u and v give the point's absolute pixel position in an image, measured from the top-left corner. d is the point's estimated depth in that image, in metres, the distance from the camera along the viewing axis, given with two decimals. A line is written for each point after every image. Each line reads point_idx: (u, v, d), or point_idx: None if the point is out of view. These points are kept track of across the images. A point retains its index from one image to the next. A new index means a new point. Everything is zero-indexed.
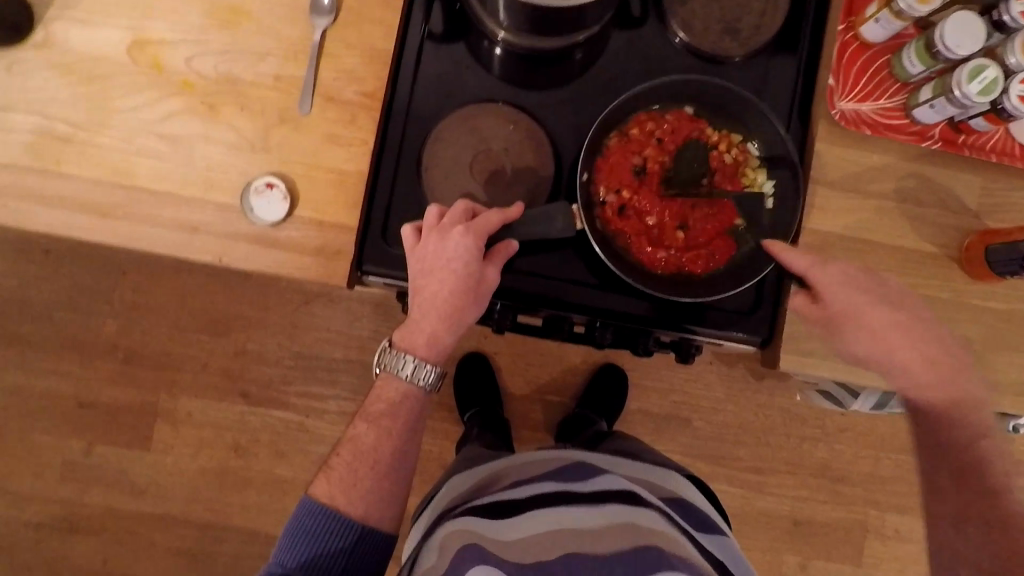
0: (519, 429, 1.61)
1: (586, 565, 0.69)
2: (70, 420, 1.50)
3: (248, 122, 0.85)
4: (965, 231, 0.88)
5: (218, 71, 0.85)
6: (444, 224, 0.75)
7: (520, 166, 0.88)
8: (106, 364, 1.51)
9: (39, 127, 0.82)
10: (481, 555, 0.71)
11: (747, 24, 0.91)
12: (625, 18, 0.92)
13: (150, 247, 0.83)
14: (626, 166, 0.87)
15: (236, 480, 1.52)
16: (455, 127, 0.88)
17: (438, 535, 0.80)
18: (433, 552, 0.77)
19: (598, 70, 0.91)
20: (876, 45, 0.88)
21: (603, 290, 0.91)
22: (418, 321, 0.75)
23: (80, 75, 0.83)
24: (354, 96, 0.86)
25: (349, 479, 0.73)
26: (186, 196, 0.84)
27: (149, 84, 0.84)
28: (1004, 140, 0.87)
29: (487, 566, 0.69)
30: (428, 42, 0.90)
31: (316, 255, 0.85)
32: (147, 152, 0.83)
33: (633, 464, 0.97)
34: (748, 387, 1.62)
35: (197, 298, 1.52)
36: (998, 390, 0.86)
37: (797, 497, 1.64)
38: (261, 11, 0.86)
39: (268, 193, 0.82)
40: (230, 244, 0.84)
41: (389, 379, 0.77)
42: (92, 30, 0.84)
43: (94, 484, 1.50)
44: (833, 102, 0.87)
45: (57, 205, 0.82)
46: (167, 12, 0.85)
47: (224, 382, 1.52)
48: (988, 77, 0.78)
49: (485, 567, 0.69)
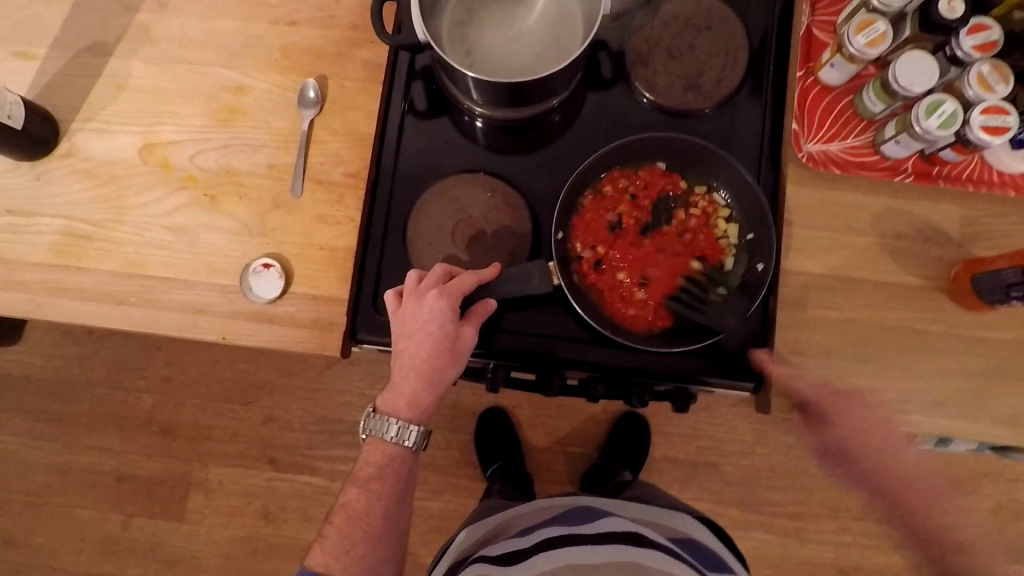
0: (542, 484, 1.59)
1: None
2: (109, 493, 1.57)
3: (247, 209, 0.92)
4: (952, 260, 0.87)
5: (219, 165, 0.93)
6: (421, 287, 0.79)
7: (500, 228, 0.92)
8: (140, 437, 1.58)
9: (63, 228, 0.91)
10: None
11: (709, 78, 0.94)
12: (594, 80, 0.97)
13: (160, 329, 0.89)
14: (598, 220, 0.90)
15: (265, 546, 1.54)
16: (437, 197, 0.93)
17: None
18: None
19: (572, 133, 0.96)
20: (837, 88, 0.90)
21: (592, 344, 0.93)
22: (399, 383, 0.78)
23: (98, 178, 0.93)
24: (341, 177, 0.93)
25: (344, 546, 0.74)
26: (192, 280, 0.90)
27: (158, 181, 0.93)
28: (981, 169, 0.87)
29: None
30: (409, 117, 0.96)
31: (312, 328, 0.90)
32: (156, 243, 0.91)
33: (642, 506, 0.95)
34: (775, 428, 1.58)
35: (225, 369, 1.59)
36: (1011, 423, 0.83)
37: (839, 542, 1.56)
38: (256, 108, 0.94)
39: (265, 273, 0.89)
40: (232, 323, 0.89)
41: (375, 443, 0.79)
42: (108, 138, 0.94)
43: (131, 556, 1.55)
44: (799, 145, 0.90)
45: (78, 296, 0.90)
46: (173, 116, 0.94)
47: (251, 449, 1.57)
48: (947, 111, 0.79)
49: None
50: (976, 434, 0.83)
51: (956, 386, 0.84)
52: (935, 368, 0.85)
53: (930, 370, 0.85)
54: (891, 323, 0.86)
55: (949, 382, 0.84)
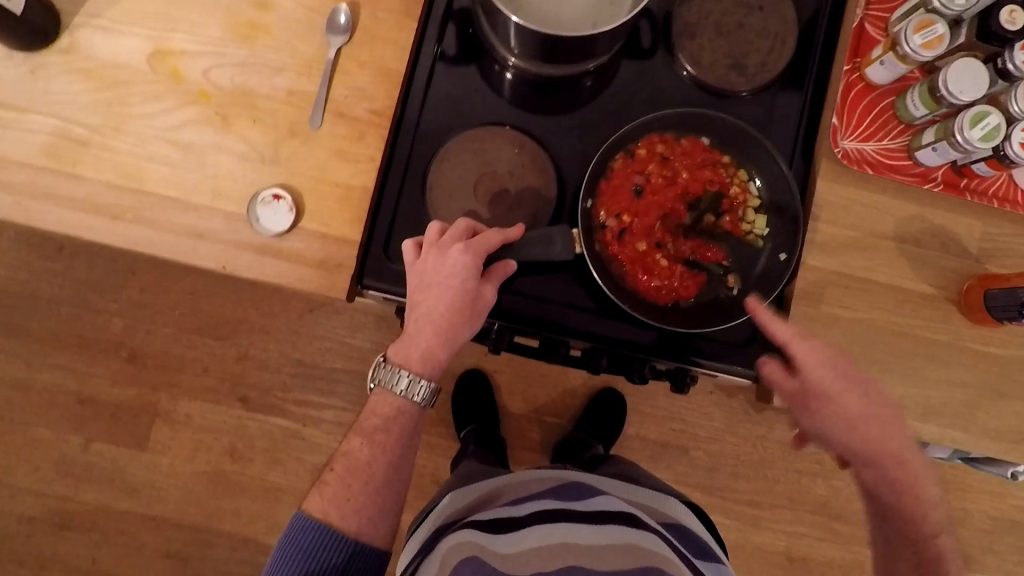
0: (515, 449, 1.60)
1: None
2: (70, 415, 1.51)
3: (260, 134, 0.87)
4: (965, 274, 0.88)
5: (234, 83, 0.87)
6: (444, 240, 0.76)
7: (524, 188, 0.89)
8: (108, 361, 1.53)
9: (57, 130, 0.84)
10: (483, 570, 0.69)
11: (754, 60, 0.92)
12: (634, 48, 0.93)
13: (155, 251, 0.84)
14: (628, 187, 0.88)
15: (230, 484, 1.52)
16: (462, 149, 0.90)
17: (441, 545, 0.78)
18: (435, 560, 0.76)
19: (607, 99, 0.93)
20: (881, 87, 0.90)
21: (601, 316, 0.91)
22: (413, 335, 0.76)
23: (101, 80, 0.86)
24: (365, 113, 0.88)
25: (343, 494, 0.72)
26: (194, 202, 0.85)
27: (166, 92, 0.87)
28: (1007, 186, 0.88)
29: None
30: (439, 63, 0.92)
31: (318, 268, 0.86)
32: (159, 158, 0.85)
33: (632, 486, 0.95)
34: (747, 418, 1.61)
35: (202, 301, 1.54)
36: (995, 436, 0.86)
37: (792, 532, 1.61)
38: (280, 27, 0.88)
39: (274, 204, 0.84)
40: (234, 253, 0.85)
41: (383, 395, 0.77)
42: (115, 38, 0.87)
43: (89, 480, 1.51)
44: (837, 140, 0.89)
45: (69, 205, 0.84)
46: (188, 24, 0.88)
47: (223, 385, 1.53)
48: (991, 124, 0.79)
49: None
50: (961, 443, 0.86)
51: (950, 395, 0.86)
52: (932, 376, 0.86)
53: (927, 378, 0.86)
54: (897, 328, 0.87)
55: (943, 391, 0.86)
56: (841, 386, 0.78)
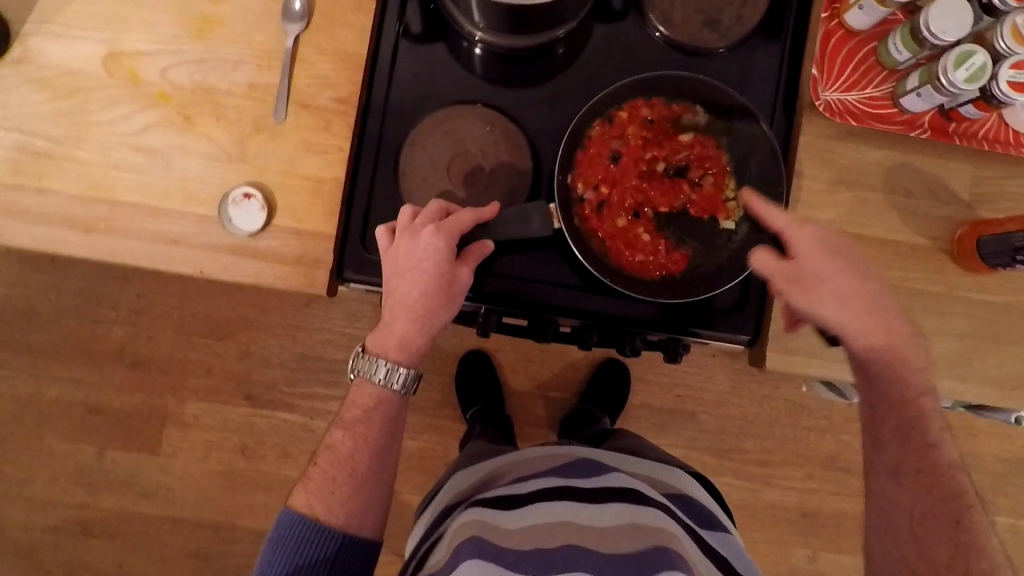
0: (521, 426, 1.59)
1: (589, 567, 0.67)
2: (80, 424, 1.53)
3: (225, 132, 0.85)
4: (958, 221, 0.86)
5: (194, 81, 0.85)
6: (417, 223, 0.75)
7: (499, 165, 0.87)
8: (111, 368, 1.53)
9: (18, 144, 0.83)
10: (483, 550, 0.68)
11: (728, 15, 0.88)
12: (605, 11, 0.89)
13: (132, 260, 0.83)
14: (606, 156, 0.85)
15: (243, 480, 1.53)
16: (433, 131, 0.88)
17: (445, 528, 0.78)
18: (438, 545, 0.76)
19: (579, 67, 0.90)
20: (861, 33, 0.86)
21: (589, 293, 0.89)
22: (390, 323, 0.75)
23: (59, 89, 0.84)
24: (330, 102, 0.86)
25: (328, 488, 0.72)
26: (166, 208, 0.84)
27: (126, 97, 0.85)
28: (997, 127, 0.85)
29: (489, 562, 0.67)
30: (403, 42, 0.89)
31: (296, 265, 0.85)
32: (126, 165, 0.84)
33: (635, 458, 0.95)
34: (752, 379, 1.59)
35: (199, 301, 1.53)
36: (995, 384, 0.85)
37: (805, 488, 1.61)
38: (235, 20, 0.86)
39: (245, 204, 0.82)
40: (211, 256, 0.84)
41: (363, 385, 0.76)
42: (68, 43, 0.84)
43: (105, 486, 1.53)
44: (818, 93, 0.85)
45: (39, 220, 0.82)
46: (142, 24, 0.85)
47: (228, 384, 1.54)
48: (977, 64, 0.76)
49: (482, 563, 0.66)
50: (962, 394, 0.84)
51: (948, 346, 0.85)
52: (931, 329, 0.85)
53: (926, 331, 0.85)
54: (892, 282, 0.85)
55: (941, 342, 0.85)
56: (848, 304, 0.70)
